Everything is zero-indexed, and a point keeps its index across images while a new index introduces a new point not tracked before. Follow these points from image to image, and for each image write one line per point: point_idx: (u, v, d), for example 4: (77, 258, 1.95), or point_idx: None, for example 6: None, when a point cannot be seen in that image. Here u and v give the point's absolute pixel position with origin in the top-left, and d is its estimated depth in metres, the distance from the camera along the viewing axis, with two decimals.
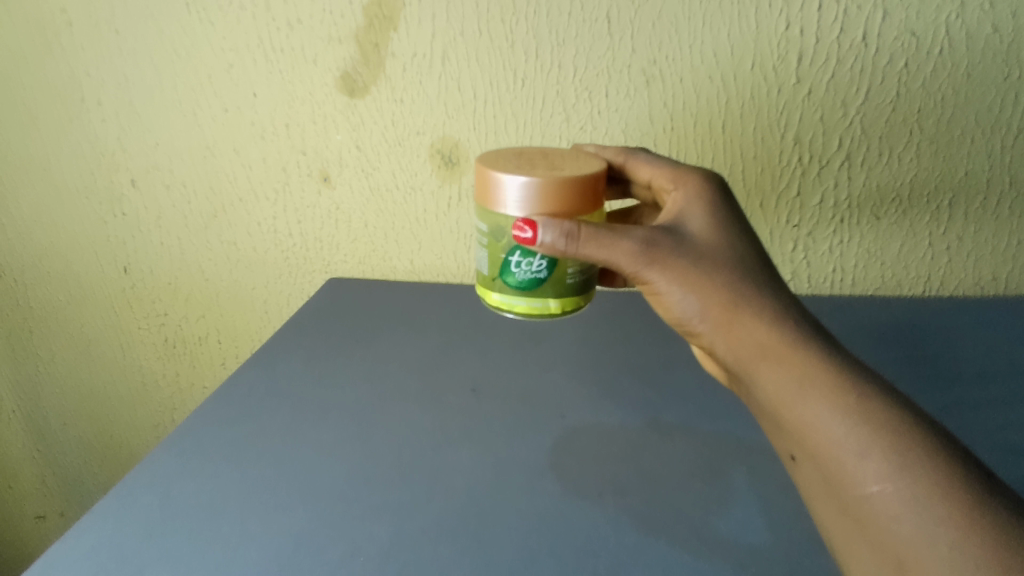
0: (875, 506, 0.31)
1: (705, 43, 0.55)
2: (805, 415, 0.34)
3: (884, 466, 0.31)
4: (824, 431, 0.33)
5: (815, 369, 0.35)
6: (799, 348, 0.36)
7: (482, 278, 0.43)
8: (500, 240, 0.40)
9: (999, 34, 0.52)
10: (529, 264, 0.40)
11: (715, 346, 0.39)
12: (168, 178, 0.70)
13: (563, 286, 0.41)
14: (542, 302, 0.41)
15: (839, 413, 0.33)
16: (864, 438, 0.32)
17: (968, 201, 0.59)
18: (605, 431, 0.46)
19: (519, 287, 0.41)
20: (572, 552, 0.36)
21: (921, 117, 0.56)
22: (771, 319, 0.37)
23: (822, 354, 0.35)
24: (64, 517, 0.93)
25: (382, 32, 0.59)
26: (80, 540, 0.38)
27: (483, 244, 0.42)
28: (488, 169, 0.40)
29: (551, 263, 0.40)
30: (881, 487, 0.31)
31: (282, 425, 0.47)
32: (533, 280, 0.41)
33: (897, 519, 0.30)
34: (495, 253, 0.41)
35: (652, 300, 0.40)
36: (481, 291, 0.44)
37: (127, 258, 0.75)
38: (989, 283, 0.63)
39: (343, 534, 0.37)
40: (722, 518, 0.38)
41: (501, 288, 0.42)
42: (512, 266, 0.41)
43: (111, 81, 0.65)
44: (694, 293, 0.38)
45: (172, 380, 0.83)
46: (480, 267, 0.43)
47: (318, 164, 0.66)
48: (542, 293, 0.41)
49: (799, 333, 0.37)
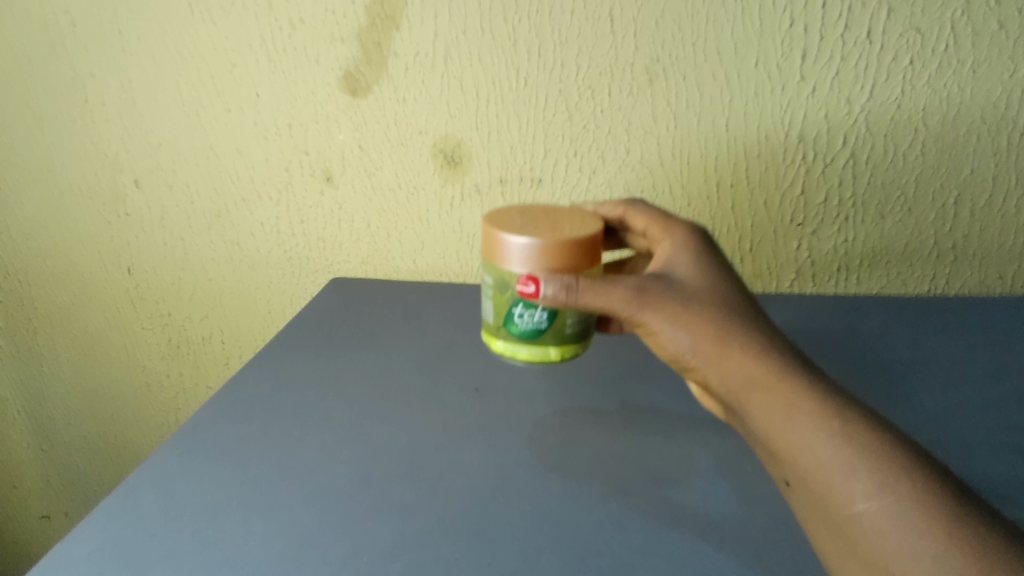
0: (861, 523, 0.31)
1: (709, 41, 0.55)
2: (794, 439, 0.34)
3: (868, 485, 0.31)
4: (812, 454, 0.33)
5: (802, 394, 0.35)
6: (782, 373, 0.36)
7: (487, 325, 0.44)
8: (505, 293, 0.41)
9: (1004, 31, 0.52)
10: (531, 315, 0.41)
11: (708, 379, 0.39)
12: (172, 178, 0.70)
13: (563, 336, 0.42)
14: (543, 350, 0.42)
15: (827, 436, 0.33)
16: (851, 459, 0.32)
17: (975, 199, 0.59)
18: (608, 431, 0.46)
19: (522, 336, 0.42)
20: (576, 553, 0.36)
21: (927, 115, 0.56)
22: (760, 349, 0.37)
23: (810, 380, 0.36)
24: (69, 517, 0.94)
25: (385, 32, 0.59)
26: (85, 540, 0.37)
27: (488, 295, 0.43)
28: (494, 229, 0.40)
29: (553, 314, 0.41)
30: (867, 505, 0.31)
31: (287, 426, 0.47)
32: (534, 329, 0.41)
33: (883, 536, 0.30)
34: (500, 304, 0.42)
35: (647, 340, 0.41)
36: (486, 337, 0.45)
37: (130, 259, 0.75)
38: (994, 282, 0.63)
39: (348, 534, 0.37)
40: (727, 520, 0.38)
41: (505, 337, 0.42)
42: (515, 316, 0.41)
43: (114, 82, 0.65)
44: (685, 329, 0.39)
45: (176, 380, 0.83)
46: (485, 315, 0.44)
47: (321, 164, 0.66)
48: (543, 341, 0.42)
49: (787, 360, 0.37)
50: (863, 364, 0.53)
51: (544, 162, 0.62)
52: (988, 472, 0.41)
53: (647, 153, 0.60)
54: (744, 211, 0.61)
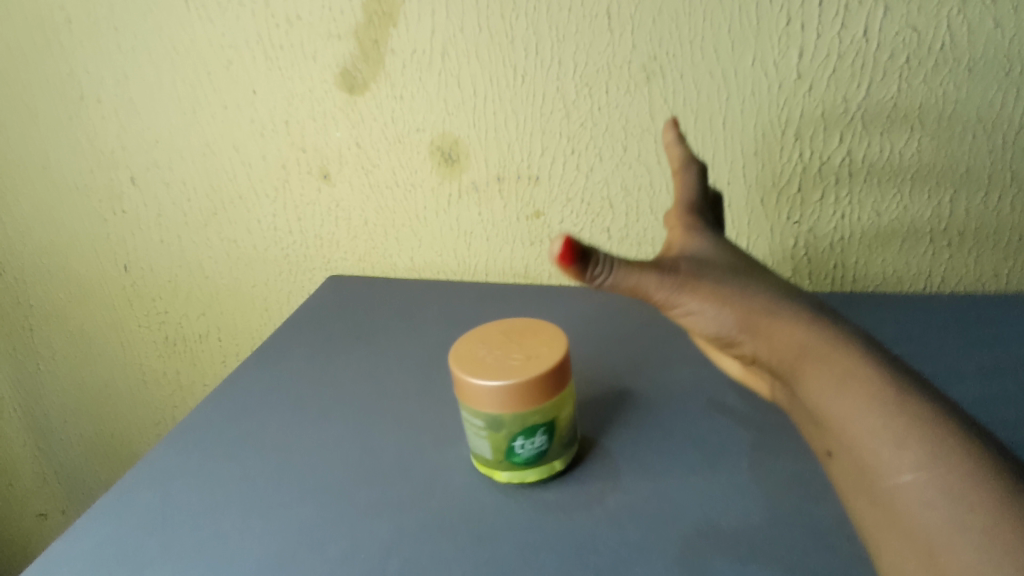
0: (906, 494, 0.29)
1: (706, 39, 0.55)
2: (839, 410, 0.32)
3: (919, 455, 0.29)
4: (857, 423, 0.31)
5: (851, 365, 0.33)
6: (836, 341, 0.34)
7: (483, 460, 0.40)
8: (500, 429, 0.39)
9: (1001, 29, 0.52)
10: (532, 442, 0.39)
11: (756, 353, 0.37)
12: (168, 176, 0.70)
13: (563, 446, 0.41)
14: (549, 467, 0.40)
15: (874, 405, 0.31)
16: (901, 429, 0.30)
17: (971, 197, 0.59)
18: (605, 428, 0.46)
19: (527, 462, 0.40)
20: (573, 550, 0.36)
21: (922, 113, 0.56)
22: (804, 322, 0.36)
23: (857, 351, 0.33)
24: (66, 515, 0.93)
25: (382, 29, 0.58)
26: (82, 537, 0.38)
27: (479, 434, 0.40)
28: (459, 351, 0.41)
29: (550, 433, 0.39)
30: (914, 476, 0.29)
31: (285, 423, 0.47)
32: (538, 453, 0.40)
33: (930, 508, 0.28)
34: (496, 441, 0.39)
35: (679, 319, 0.38)
36: (480, 470, 0.41)
37: (127, 256, 0.75)
38: (990, 280, 0.63)
39: (345, 531, 0.37)
40: (723, 515, 0.38)
41: (510, 468, 0.40)
42: (516, 447, 0.39)
43: (111, 79, 0.65)
44: (727, 306, 0.36)
45: (173, 378, 0.83)
46: (476, 451, 0.40)
47: (318, 161, 0.66)
48: (547, 459, 0.40)
49: (833, 332, 0.35)
50: None
51: (541, 159, 0.62)
52: None
53: (644, 150, 0.60)
54: (740, 208, 0.62)
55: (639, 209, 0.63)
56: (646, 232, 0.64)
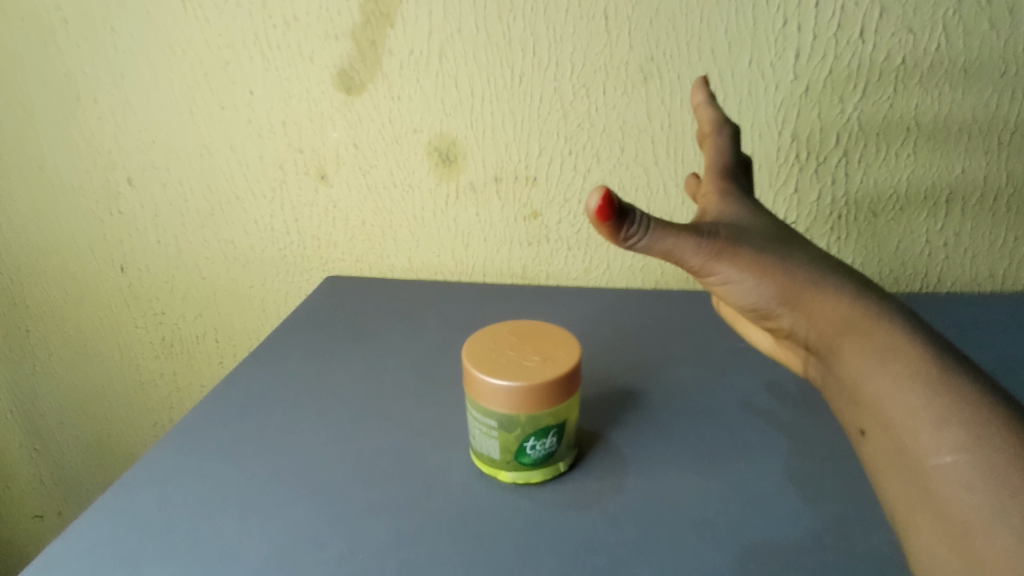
0: (944, 476, 0.27)
1: (703, 40, 0.55)
2: (880, 387, 0.30)
3: (959, 435, 0.27)
4: (897, 400, 0.29)
5: (894, 340, 0.30)
6: (883, 318, 0.31)
7: (489, 459, 0.41)
8: (513, 429, 0.39)
9: (995, 31, 0.53)
10: (543, 443, 0.40)
11: (795, 328, 0.35)
12: (165, 176, 0.69)
13: (569, 446, 0.41)
14: (556, 467, 0.41)
15: (915, 382, 0.29)
16: (943, 408, 0.28)
17: (966, 197, 0.59)
18: (603, 428, 0.46)
19: (536, 463, 0.40)
20: (571, 550, 0.36)
21: (918, 114, 0.56)
22: (847, 294, 0.33)
23: (903, 326, 0.31)
24: (62, 517, 0.93)
25: (380, 29, 0.59)
26: (80, 539, 0.37)
27: (488, 433, 0.40)
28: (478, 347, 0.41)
29: (560, 434, 0.40)
30: (955, 457, 0.27)
31: (283, 424, 0.47)
32: (547, 454, 0.40)
33: (967, 490, 0.26)
34: (507, 441, 0.40)
35: (712, 289, 0.35)
36: (485, 469, 0.41)
37: (124, 257, 0.75)
38: (985, 280, 0.63)
39: (344, 532, 0.37)
40: (720, 515, 0.38)
41: (518, 468, 0.40)
42: (527, 449, 0.40)
43: (107, 80, 0.65)
44: (768, 278, 0.34)
45: (170, 379, 0.83)
46: (483, 451, 0.41)
47: (315, 162, 0.66)
48: (554, 460, 0.41)
49: (878, 305, 0.32)
50: None
51: (539, 160, 0.62)
52: None
53: (641, 151, 0.60)
54: None
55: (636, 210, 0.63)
56: None
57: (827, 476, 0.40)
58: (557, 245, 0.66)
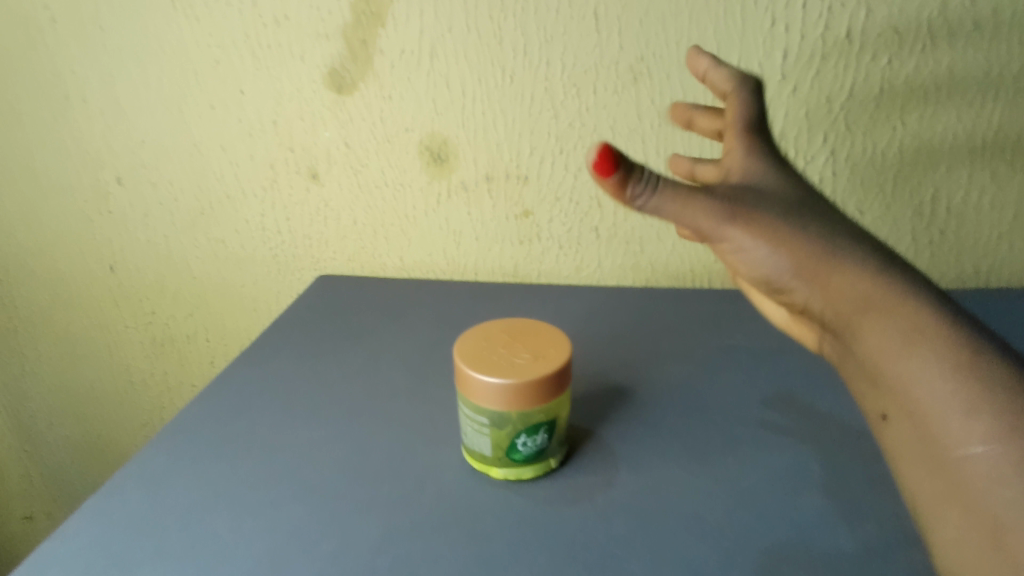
0: (974, 467, 0.26)
1: (692, 40, 0.56)
2: (906, 371, 0.29)
3: (990, 425, 0.26)
4: (924, 386, 0.28)
5: (922, 320, 0.29)
6: (904, 292, 0.31)
7: (481, 456, 0.41)
8: (505, 426, 0.39)
9: (979, 32, 0.53)
10: (535, 440, 0.40)
11: (810, 302, 0.34)
12: (155, 176, 0.69)
13: (560, 442, 0.42)
14: (546, 464, 0.41)
15: (944, 367, 0.28)
16: (974, 395, 0.27)
17: (951, 196, 0.60)
18: (594, 425, 0.46)
19: (527, 459, 0.40)
20: (562, 544, 0.36)
21: (904, 113, 0.57)
22: (871, 268, 0.32)
23: (930, 304, 0.30)
24: (51, 518, 0.92)
25: (371, 29, 0.59)
26: (71, 538, 0.37)
27: (480, 430, 0.40)
28: (469, 343, 0.42)
29: (551, 431, 0.40)
30: (985, 448, 0.26)
31: (275, 422, 0.47)
32: (538, 450, 0.40)
33: (999, 484, 0.26)
34: (499, 438, 0.40)
35: (726, 258, 0.35)
36: (477, 466, 0.42)
37: (113, 257, 0.75)
38: (971, 277, 0.64)
39: (337, 529, 0.37)
40: (710, 510, 0.38)
41: (509, 464, 0.41)
42: (519, 445, 0.40)
43: (96, 79, 0.65)
44: (786, 253, 0.33)
45: (161, 379, 0.82)
46: (475, 447, 0.41)
47: (307, 161, 0.66)
48: (546, 456, 0.41)
49: (905, 281, 0.31)
50: None
51: (530, 159, 0.63)
52: None
53: (632, 150, 0.61)
54: None
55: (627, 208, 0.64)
56: (634, 231, 0.65)
57: (815, 471, 0.41)
58: (549, 244, 0.67)
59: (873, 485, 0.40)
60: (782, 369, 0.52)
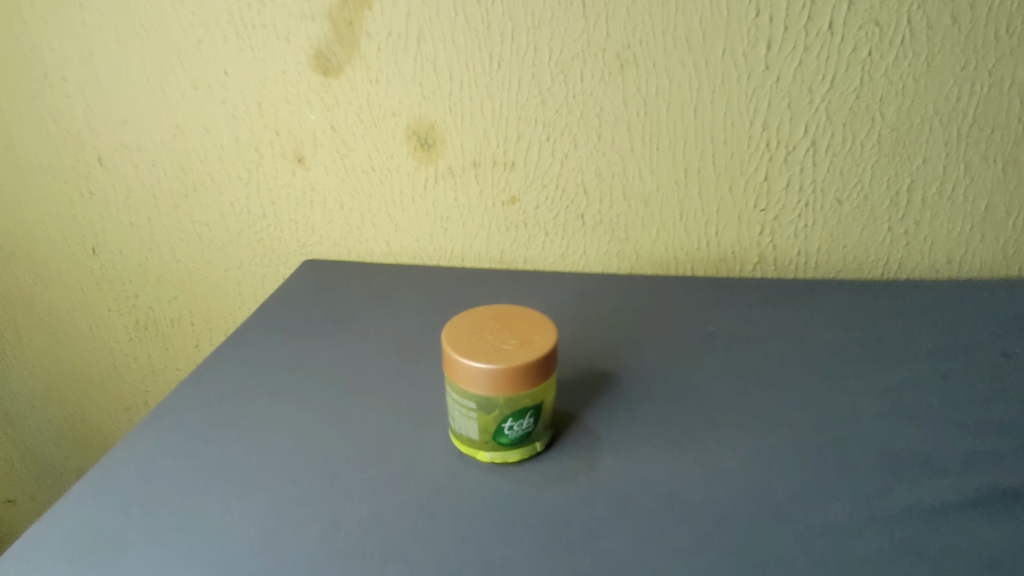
0: None
1: (679, 29, 0.56)
2: None
3: None
4: None
5: None
6: None
7: (468, 439, 0.42)
8: (492, 411, 0.40)
9: (957, 25, 0.54)
10: (521, 424, 0.41)
11: None
12: (137, 157, 0.68)
13: (545, 426, 0.43)
14: (532, 447, 0.42)
15: None
16: None
17: (926, 186, 0.62)
18: (579, 410, 0.47)
19: (513, 443, 0.42)
20: (547, 524, 0.38)
21: (883, 105, 0.58)
22: None
23: None
24: (35, 501, 0.92)
25: (357, 11, 0.58)
26: (61, 520, 0.38)
27: (468, 415, 0.41)
28: (460, 322, 0.43)
29: (537, 416, 0.41)
30: None
31: (263, 405, 0.47)
32: (524, 434, 0.42)
33: None
34: (486, 422, 0.41)
35: None
36: (464, 449, 0.43)
37: (95, 239, 0.74)
38: (944, 267, 0.66)
39: (327, 511, 0.38)
40: (690, 491, 0.40)
41: (495, 448, 0.42)
42: (505, 429, 0.41)
43: (75, 57, 0.64)
44: None
45: (145, 362, 0.82)
46: (462, 431, 0.42)
47: (292, 144, 0.65)
48: (531, 440, 0.42)
49: None
50: (824, 341, 0.55)
51: (517, 145, 0.63)
52: (937, 442, 0.43)
53: (618, 138, 0.62)
54: (710, 196, 0.64)
55: (612, 196, 0.65)
56: (619, 219, 0.66)
57: (790, 454, 0.43)
58: (535, 230, 0.67)
59: (846, 466, 0.41)
60: (761, 355, 0.53)
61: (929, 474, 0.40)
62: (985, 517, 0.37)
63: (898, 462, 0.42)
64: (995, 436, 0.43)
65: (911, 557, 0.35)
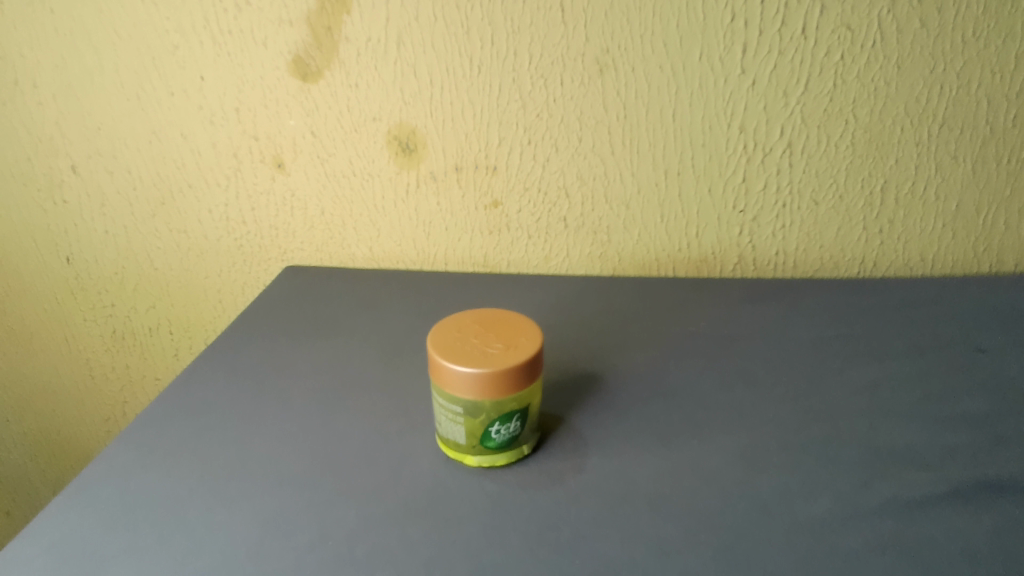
0: None
1: (657, 34, 0.57)
2: None
3: None
4: None
5: None
6: None
7: (455, 444, 0.42)
8: (478, 416, 0.40)
9: (926, 29, 0.56)
10: (507, 428, 0.41)
11: None
12: (112, 164, 0.67)
13: (532, 429, 0.43)
14: (519, 451, 0.42)
15: None
16: None
17: (899, 186, 0.63)
18: (567, 414, 0.47)
19: (499, 446, 0.42)
20: (536, 527, 0.38)
21: (856, 107, 0.59)
22: None
23: None
24: (9, 518, 0.90)
25: (336, 16, 0.58)
26: (39, 535, 0.37)
27: (455, 420, 0.41)
28: (444, 326, 0.43)
29: (523, 419, 0.42)
30: None
31: (245, 415, 0.47)
32: (511, 438, 0.42)
33: None
34: (473, 426, 0.41)
35: None
36: (450, 454, 0.43)
37: (69, 248, 0.72)
38: (917, 264, 0.67)
39: (314, 520, 0.38)
40: (676, 490, 0.40)
41: (482, 452, 0.42)
42: (492, 433, 0.41)
43: (47, 63, 0.62)
44: None
45: (122, 372, 0.80)
46: (449, 436, 0.42)
47: (271, 150, 0.65)
48: (518, 443, 0.42)
49: None
50: (804, 339, 0.56)
51: (499, 150, 0.63)
52: (915, 437, 0.44)
53: (599, 141, 0.62)
54: (689, 197, 0.64)
55: (594, 199, 0.65)
56: (601, 221, 0.66)
57: (773, 451, 0.43)
58: (518, 234, 0.68)
59: (826, 462, 0.42)
60: (743, 354, 0.54)
61: (907, 468, 0.41)
62: (962, 510, 0.38)
63: (877, 457, 0.42)
64: (971, 430, 0.45)
65: (891, 550, 0.36)
